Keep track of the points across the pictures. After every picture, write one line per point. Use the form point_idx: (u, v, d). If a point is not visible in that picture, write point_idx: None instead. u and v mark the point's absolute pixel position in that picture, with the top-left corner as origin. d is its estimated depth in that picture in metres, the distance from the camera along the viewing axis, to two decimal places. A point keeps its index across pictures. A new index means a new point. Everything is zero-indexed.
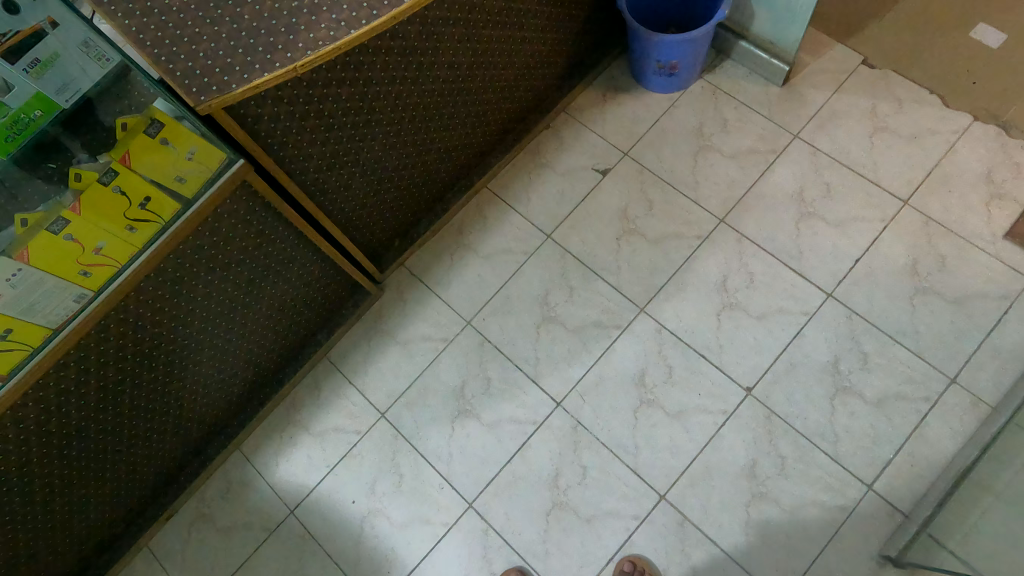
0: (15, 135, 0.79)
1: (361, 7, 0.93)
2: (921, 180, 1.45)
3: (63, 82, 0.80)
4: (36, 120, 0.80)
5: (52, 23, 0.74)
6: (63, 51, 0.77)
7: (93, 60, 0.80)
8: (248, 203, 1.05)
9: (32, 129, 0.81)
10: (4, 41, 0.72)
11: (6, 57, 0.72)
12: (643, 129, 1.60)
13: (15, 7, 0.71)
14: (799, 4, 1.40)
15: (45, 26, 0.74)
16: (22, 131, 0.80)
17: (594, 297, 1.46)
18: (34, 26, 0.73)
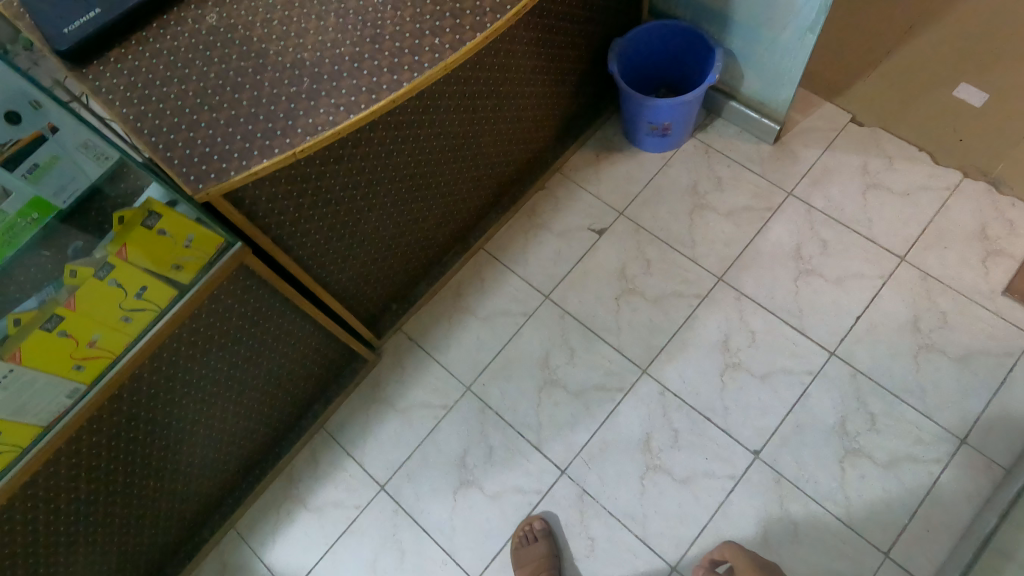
0: (9, 239, 0.77)
1: (360, 91, 0.92)
2: (917, 235, 1.47)
3: (62, 184, 0.78)
4: (33, 223, 0.78)
5: (52, 129, 0.74)
6: (62, 155, 0.77)
7: (93, 159, 0.79)
8: (246, 282, 1.03)
9: (27, 233, 0.78)
10: (4, 150, 0.71)
11: (5, 165, 0.72)
12: (639, 188, 1.61)
13: (17, 117, 0.71)
14: (789, 65, 1.44)
15: (46, 132, 0.74)
16: (20, 237, 0.78)
17: (595, 358, 1.44)
18: (35, 134, 0.73)
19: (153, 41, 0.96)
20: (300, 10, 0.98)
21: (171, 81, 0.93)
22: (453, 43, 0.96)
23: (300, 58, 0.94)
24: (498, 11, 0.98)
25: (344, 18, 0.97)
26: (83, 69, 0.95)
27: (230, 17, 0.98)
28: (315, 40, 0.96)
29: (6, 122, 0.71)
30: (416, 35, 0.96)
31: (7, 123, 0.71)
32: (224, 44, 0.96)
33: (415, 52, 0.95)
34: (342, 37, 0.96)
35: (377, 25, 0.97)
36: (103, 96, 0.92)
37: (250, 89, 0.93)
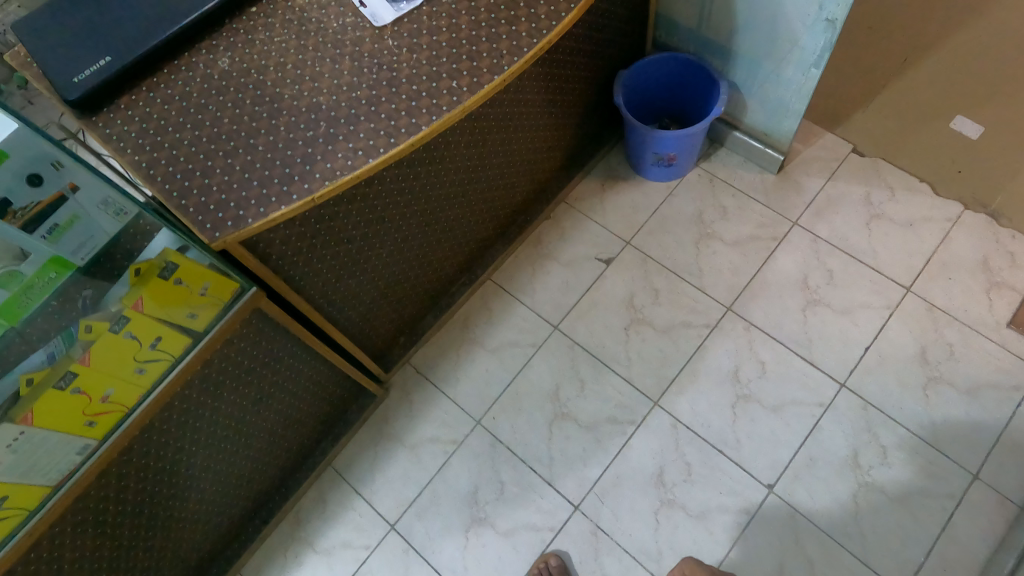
0: (29, 300, 0.75)
1: (378, 134, 0.89)
2: (921, 266, 1.50)
3: (81, 241, 0.76)
4: (51, 282, 0.76)
5: (73, 188, 0.72)
6: (82, 213, 0.74)
7: (113, 215, 0.77)
8: (258, 325, 1.01)
9: (48, 292, 0.76)
10: (25, 212, 0.69)
11: (25, 228, 0.69)
12: (645, 218, 1.60)
13: (39, 179, 0.69)
14: (793, 99, 1.45)
15: (67, 191, 0.72)
16: (36, 295, 0.75)
17: (607, 391, 1.43)
18: (57, 194, 0.71)
19: (164, 87, 0.97)
20: (314, 53, 0.96)
21: (184, 127, 0.92)
22: (471, 86, 0.92)
23: (315, 102, 0.92)
24: (515, 53, 0.94)
25: (360, 61, 0.94)
26: (91, 117, 0.96)
27: (244, 61, 0.97)
28: (331, 84, 0.93)
29: (28, 185, 0.68)
30: (433, 78, 0.92)
31: (28, 185, 0.68)
32: (238, 89, 0.95)
33: (432, 96, 0.91)
34: (358, 81, 0.93)
35: (393, 68, 0.93)
36: (114, 143, 0.93)
37: (265, 133, 0.91)
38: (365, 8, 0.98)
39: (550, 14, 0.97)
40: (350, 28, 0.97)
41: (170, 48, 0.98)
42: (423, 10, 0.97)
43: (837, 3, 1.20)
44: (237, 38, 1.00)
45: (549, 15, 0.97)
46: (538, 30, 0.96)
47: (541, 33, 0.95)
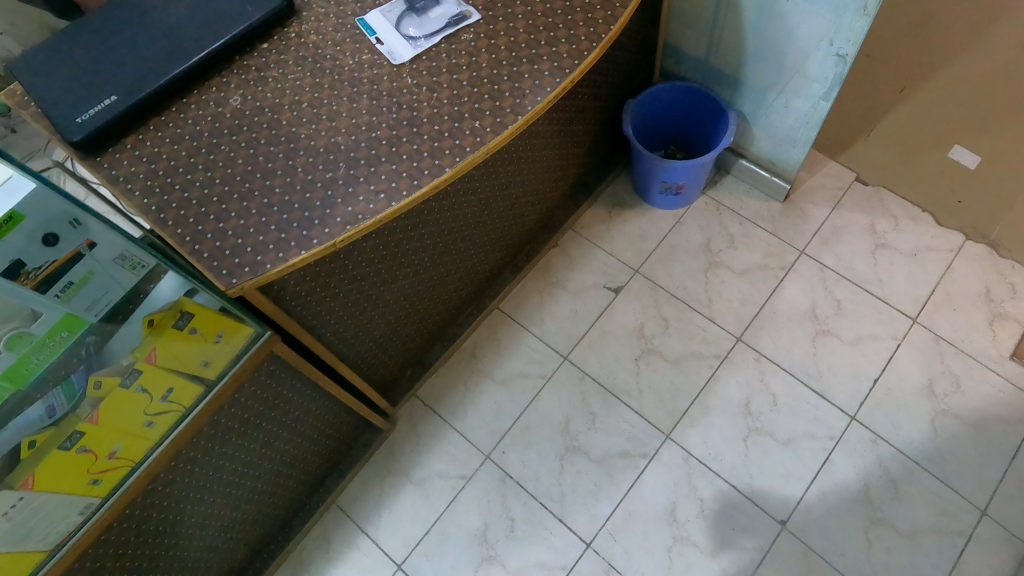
0: (36, 360, 0.70)
1: (400, 176, 0.85)
2: (926, 297, 1.51)
3: (95, 298, 0.70)
4: (63, 339, 0.70)
5: (90, 244, 0.66)
6: (98, 268, 0.69)
7: (130, 269, 0.72)
8: (269, 368, 0.97)
9: (55, 350, 0.72)
10: (38, 272, 0.63)
11: (37, 288, 0.63)
12: (652, 245, 1.59)
13: (54, 237, 0.63)
14: (801, 130, 1.42)
15: (83, 249, 0.66)
16: (43, 355, 0.70)
17: (617, 424, 1.41)
18: (72, 252, 0.65)
19: (172, 126, 0.95)
20: (330, 91, 0.93)
21: (195, 168, 0.90)
22: (494, 126, 0.88)
23: (334, 142, 0.89)
24: (538, 92, 0.90)
25: (378, 100, 0.91)
26: (96, 158, 0.94)
27: (256, 98, 0.95)
28: (349, 123, 0.90)
29: (43, 245, 0.62)
30: (455, 119, 0.89)
31: (43, 245, 0.62)
32: (251, 128, 0.92)
33: (454, 136, 0.87)
34: (377, 120, 0.89)
35: (413, 107, 0.90)
36: (122, 185, 0.90)
37: (281, 173, 0.87)
38: (382, 45, 0.96)
39: (573, 53, 0.92)
40: (366, 65, 0.95)
41: (177, 86, 0.96)
42: (442, 47, 0.94)
43: (847, 38, 1.17)
44: (248, 75, 0.98)
45: (571, 53, 0.92)
46: (560, 69, 0.91)
47: (564, 73, 0.91)
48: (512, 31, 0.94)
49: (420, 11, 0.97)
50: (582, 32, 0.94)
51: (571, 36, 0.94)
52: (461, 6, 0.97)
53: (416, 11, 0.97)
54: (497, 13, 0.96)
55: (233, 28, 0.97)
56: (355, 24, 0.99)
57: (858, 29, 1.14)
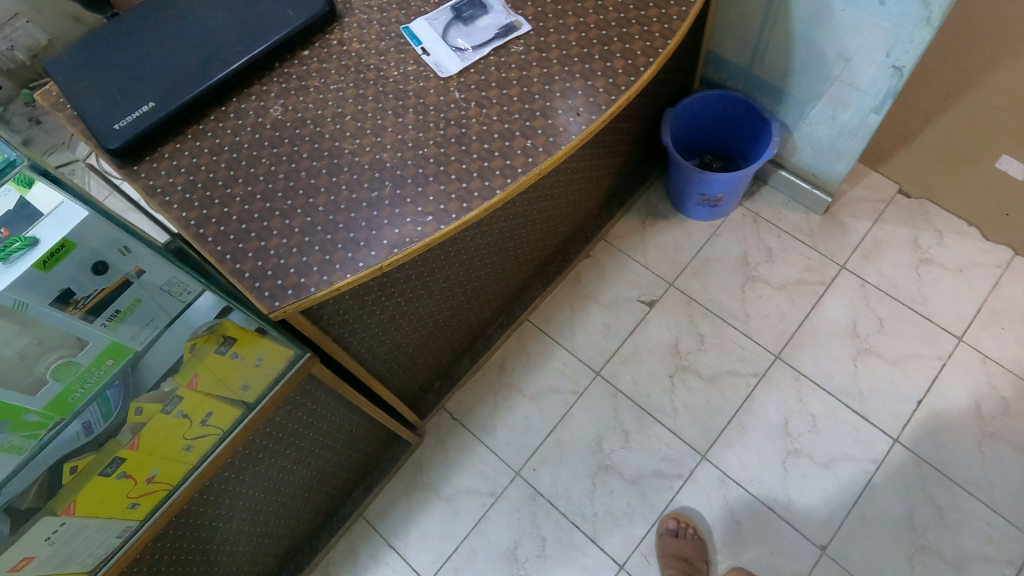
0: (81, 390, 0.66)
1: (449, 198, 0.82)
2: (973, 315, 1.46)
3: (141, 325, 0.68)
4: (107, 368, 0.67)
5: (138, 271, 0.64)
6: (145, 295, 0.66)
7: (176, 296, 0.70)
8: (305, 388, 0.94)
9: (100, 380, 0.67)
10: (87, 301, 0.60)
11: (87, 317, 0.61)
12: (687, 258, 1.55)
13: (104, 266, 0.60)
14: (848, 143, 1.37)
15: (132, 276, 0.63)
16: (88, 385, 0.66)
17: (651, 442, 1.38)
18: (121, 279, 0.63)
19: (210, 135, 0.93)
20: (375, 104, 0.91)
21: (235, 182, 0.88)
22: (546, 146, 0.84)
23: (379, 158, 0.86)
24: (592, 111, 0.86)
25: (425, 114, 0.88)
26: (133, 167, 0.92)
27: (298, 110, 0.93)
28: (395, 139, 0.87)
29: (92, 274, 0.59)
30: (505, 137, 0.85)
31: (92, 274, 0.59)
32: (292, 141, 0.90)
33: (505, 156, 0.84)
34: (424, 136, 0.86)
35: (461, 123, 0.87)
36: (159, 196, 0.89)
37: (324, 190, 0.85)
38: (428, 56, 0.93)
39: (629, 68, 0.88)
40: (412, 77, 0.92)
41: (217, 93, 0.95)
42: (491, 59, 0.91)
43: (907, 49, 1.12)
44: (289, 84, 0.96)
45: (627, 69, 0.88)
46: (615, 86, 0.88)
47: (619, 90, 0.87)
48: (564, 44, 0.91)
49: (468, 20, 0.95)
50: (638, 47, 0.90)
51: (626, 51, 0.90)
52: (510, 16, 0.94)
53: (463, 21, 0.95)
54: (548, 24, 0.93)
55: (275, 34, 0.96)
56: (400, 33, 0.97)
57: (919, 40, 1.09)
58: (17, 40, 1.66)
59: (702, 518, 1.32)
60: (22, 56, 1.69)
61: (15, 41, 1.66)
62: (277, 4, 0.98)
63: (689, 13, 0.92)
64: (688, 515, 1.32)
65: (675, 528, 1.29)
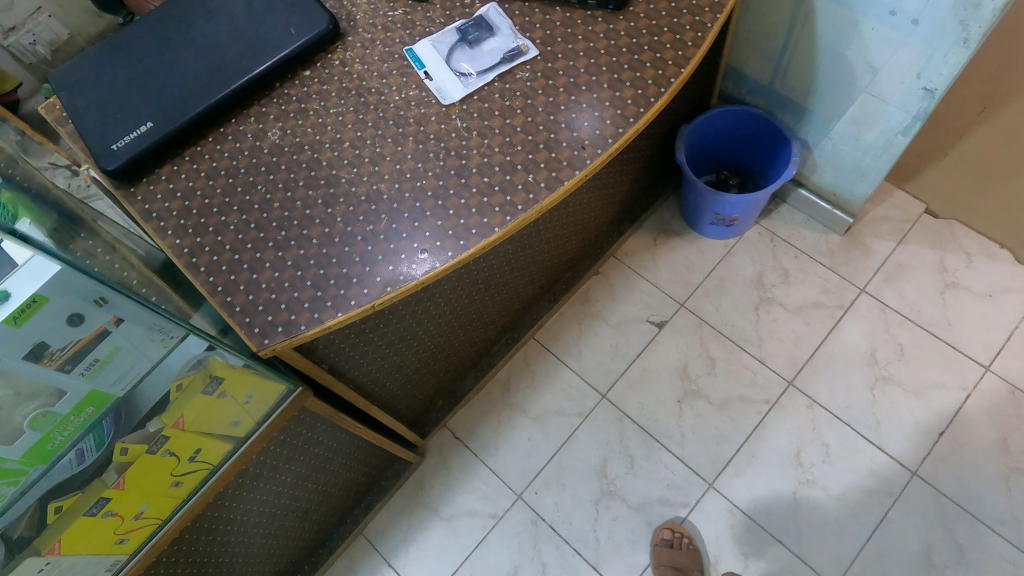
0: (61, 437, 0.65)
1: (446, 235, 0.80)
2: (1002, 344, 1.39)
3: (122, 373, 0.67)
4: (87, 416, 0.66)
5: (117, 321, 0.62)
6: (125, 343, 0.64)
7: (159, 340, 0.67)
8: (300, 420, 0.93)
9: (82, 427, 0.66)
10: (61, 352, 0.59)
11: (62, 367, 0.60)
12: (700, 278, 1.50)
13: (79, 317, 0.59)
14: (873, 164, 1.30)
15: (109, 326, 0.62)
16: (68, 431, 0.65)
17: (657, 469, 1.34)
18: (98, 329, 0.61)
19: (208, 158, 0.91)
20: (374, 130, 0.88)
21: (229, 209, 0.86)
22: (548, 181, 0.81)
23: (376, 190, 0.83)
24: (597, 144, 0.83)
25: (425, 143, 0.85)
26: (130, 188, 0.91)
27: (296, 134, 0.90)
28: (393, 169, 0.84)
29: (67, 326, 0.58)
30: (506, 170, 0.82)
31: (69, 326, 0.58)
32: (288, 167, 0.88)
33: (505, 191, 0.81)
34: (423, 167, 0.84)
35: (462, 154, 0.84)
36: (154, 221, 0.87)
37: (318, 221, 0.83)
38: (431, 81, 0.89)
39: (638, 99, 0.85)
40: (413, 102, 0.89)
41: (216, 114, 0.93)
42: (495, 85, 0.88)
43: (940, 71, 1.06)
44: (288, 106, 0.93)
45: (636, 99, 0.85)
46: (623, 118, 0.84)
47: (627, 122, 0.84)
48: (572, 71, 0.87)
49: (473, 42, 0.91)
50: (649, 75, 0.86)
51: (637, 79, 0.86)
52: (517, 40, 0.90)
53: (468, 43, 0.91)
54: (556, 49, 0.89)
55: (275, 54, 0.94)
56: (403, 55, 0.93)
57: (954, 61, 1.03)
58: (39, 36, 1.79)
59: (698, 533, 1.30)
60: (44, 51, 1.82)
61: (36, 35, 1.78)
62: (280, 23, 0.96)
63: (705, 39, 0.87)
64: (683, 525, 1.30)
65: (670, 538, 1.26)
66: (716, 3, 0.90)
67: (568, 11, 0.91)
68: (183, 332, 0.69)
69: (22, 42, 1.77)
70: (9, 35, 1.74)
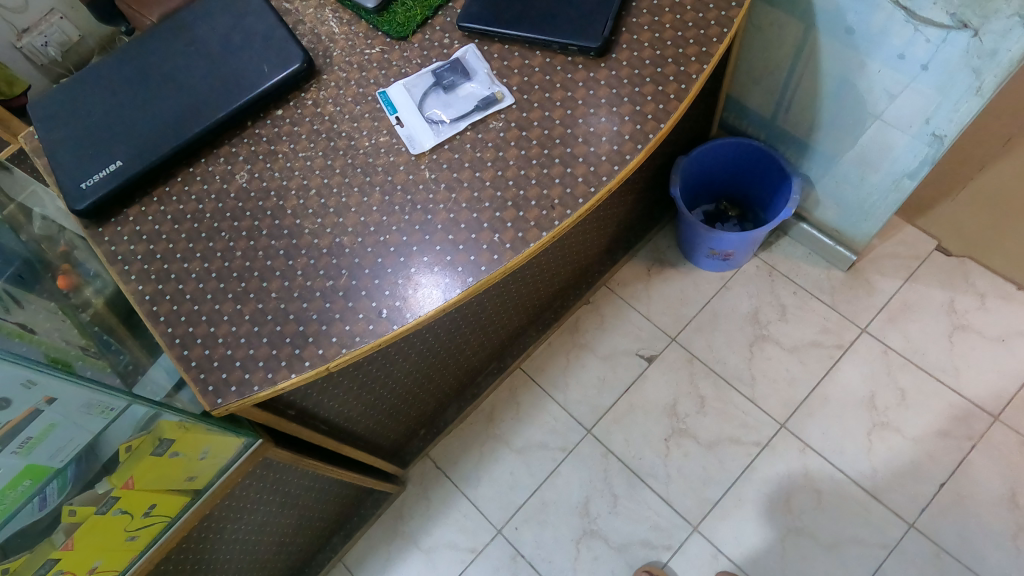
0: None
1: (406, 295, 0.77)
2: (1012, 392, 1.33)
3: (60, 446, 0.68)
4: (25, 488, 0.68)
5: (48, 400, 0.65)
6: (61, 420, 0.67)
7: (98, 414, 0.70)
8: (267, 471, 0.92)
9: (20, 498, 0.68)
10: None
11: None
12: (693, 311, 1.46)
13: (5, 400, 0.62)
14: (878, 206, 1.25)
15: (40, 405, 0.65)
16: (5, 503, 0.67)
17: (641, 509, 1.31)
18: (28, 409, 0.64)
19: (175, 200, 0.89)
20: (341, 178, 0.85)
21: (192, 256, 0.84)
22: (514, 242, 0.78)
23: (338, 242, 0.81)
24: (567, 204, 0.79)
25: (392, 195, 0.83)
26: (98, 227, 0.89)
27: (264, 177, 0.88)
28: (358, 221, 0.82)
29: None
30: (472, 228, 0.79)
31: None
32: (254, 214, 0.85)
33: (469, 250, 0.78)
34: (387, 221, 0.81)
35: (428, 209, 0.81)
36: (119, 264, 0.85)
37: (279, 274, 0.81)
38: (402, 127, 0.87)
39: (613, 155, 0.81)
40: (383, 149, 0.86)
41: (184, 154, 0.90)
42: (467, 135, 0.85)
43: (950, 118, 1.01)
44: (258, 147, 0.90)
45: (610, 156, 0.81)
46: (596, 175, 0.80)
47: (600, 180, 0.80)
48: (547, 122, 0.84)
49: (448, 87, 0.87)
50: (627, 130, 0.82)
51: (614, 134, 0.82)
52: (492, 86, 0.87)
53: (442, 88, 0.88)
54: (532, 97, 0.85)
55: (246, 93, 0.90)
56: (376, 97, 0.90)
57: (965, 109, 0.99)
58: (50, 37, 1.62)
59: None
60: (55, 53, 1.65)
61: (48, 37, 1.62)
62: (253, 59, 0.92)
63: (688, 92, 0.83)
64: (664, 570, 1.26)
65: None
66: (703, 52, 0.85)
67: (549, 56, 0.88)
68: (123, 403, 0.70)
69: (34, 44, 1.61)
70: (21, 36, 1.58)
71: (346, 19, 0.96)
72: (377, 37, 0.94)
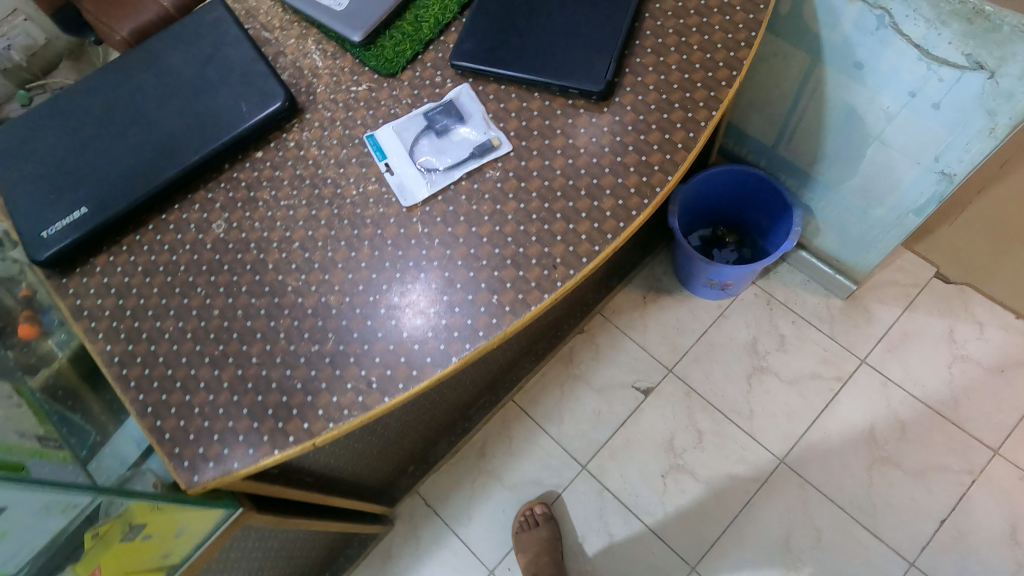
0: None
1: (397, 361, 0.72)
2: (1012, 426, 1.31)
3: (12, 554, 0.63)
4: None
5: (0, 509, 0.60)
6: (14, 525, 0.62)
7: (56, 512, 0.65)
8: (248, 534, 0.87)
9: None
10: None
11: None
12: (690, 342, 1.43)
13: None
14: (881, 238, 1.22)
15: None
16: None
17: (637, 549, 1.28)
18: None
19: (146, 249, 0.82)
20: (327, 230, 0.80)
21: (166, 313, 0.78)
22: (514, 305, 0.73)
23: (324, 302, 0.76)
24: (570, 263, 0.75)
25: (381, 249, 0.77)
26: (62, 278, 0.81)
27: (243, 227, 0.82)
28: (345, 279, 0.77)
29: None
30: (469, 288, 0.74)
31: None
32: (232, 268, 0.79)
33: (466, 313, 0.73)
34: (378, 279, 0.76)
35: (420, 267, 0.76)
36: (85, 321, 0.78)
37: (261, 336, 0.75)
38: (392, 176, 0.81)
39: (618, 211, 0.76)
40: (371, 200, 0.80)
41: (157, 200, 0.83)
42: (462, 185, 0.80)
43: (960, 158, 0.98)
44: (237, 193, 0.84)
45: (615, 211, 0.76)
46: (600, 233, 0.76)
47: (604, 238, 0.75)
48: (547, 172, 0.79)
49: (441, 132, 0.82)
50: (632, 182, 0.78)
51: (618, 186, 0.78)
52: (489, 132, 0.81)
53: (435, 132, 0.82)
54: (531, 144, 0.81)
55: (223, 135, 0.83)
56: (363, 141, 0.84)
57: (976, 151, 0.95)
58: (12, 40, 1.53)
59: None
60: (20, 57, 1.55)
61: (11, 40, 1.53)
62: (230, 96, 0.85)
63: (696, 141, 0.79)
64: None
65: None
66: (712, 97, 0.80)
67: (549, 99, 0.83)
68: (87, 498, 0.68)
69: None
70: None
71: (331, 52, 0.90)
72: (364, 72, 0.88)
